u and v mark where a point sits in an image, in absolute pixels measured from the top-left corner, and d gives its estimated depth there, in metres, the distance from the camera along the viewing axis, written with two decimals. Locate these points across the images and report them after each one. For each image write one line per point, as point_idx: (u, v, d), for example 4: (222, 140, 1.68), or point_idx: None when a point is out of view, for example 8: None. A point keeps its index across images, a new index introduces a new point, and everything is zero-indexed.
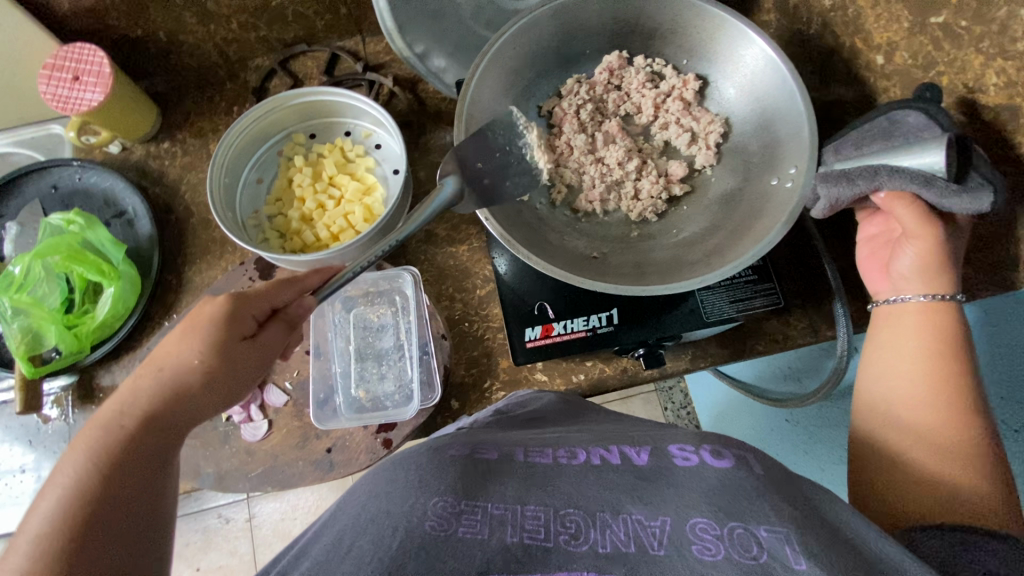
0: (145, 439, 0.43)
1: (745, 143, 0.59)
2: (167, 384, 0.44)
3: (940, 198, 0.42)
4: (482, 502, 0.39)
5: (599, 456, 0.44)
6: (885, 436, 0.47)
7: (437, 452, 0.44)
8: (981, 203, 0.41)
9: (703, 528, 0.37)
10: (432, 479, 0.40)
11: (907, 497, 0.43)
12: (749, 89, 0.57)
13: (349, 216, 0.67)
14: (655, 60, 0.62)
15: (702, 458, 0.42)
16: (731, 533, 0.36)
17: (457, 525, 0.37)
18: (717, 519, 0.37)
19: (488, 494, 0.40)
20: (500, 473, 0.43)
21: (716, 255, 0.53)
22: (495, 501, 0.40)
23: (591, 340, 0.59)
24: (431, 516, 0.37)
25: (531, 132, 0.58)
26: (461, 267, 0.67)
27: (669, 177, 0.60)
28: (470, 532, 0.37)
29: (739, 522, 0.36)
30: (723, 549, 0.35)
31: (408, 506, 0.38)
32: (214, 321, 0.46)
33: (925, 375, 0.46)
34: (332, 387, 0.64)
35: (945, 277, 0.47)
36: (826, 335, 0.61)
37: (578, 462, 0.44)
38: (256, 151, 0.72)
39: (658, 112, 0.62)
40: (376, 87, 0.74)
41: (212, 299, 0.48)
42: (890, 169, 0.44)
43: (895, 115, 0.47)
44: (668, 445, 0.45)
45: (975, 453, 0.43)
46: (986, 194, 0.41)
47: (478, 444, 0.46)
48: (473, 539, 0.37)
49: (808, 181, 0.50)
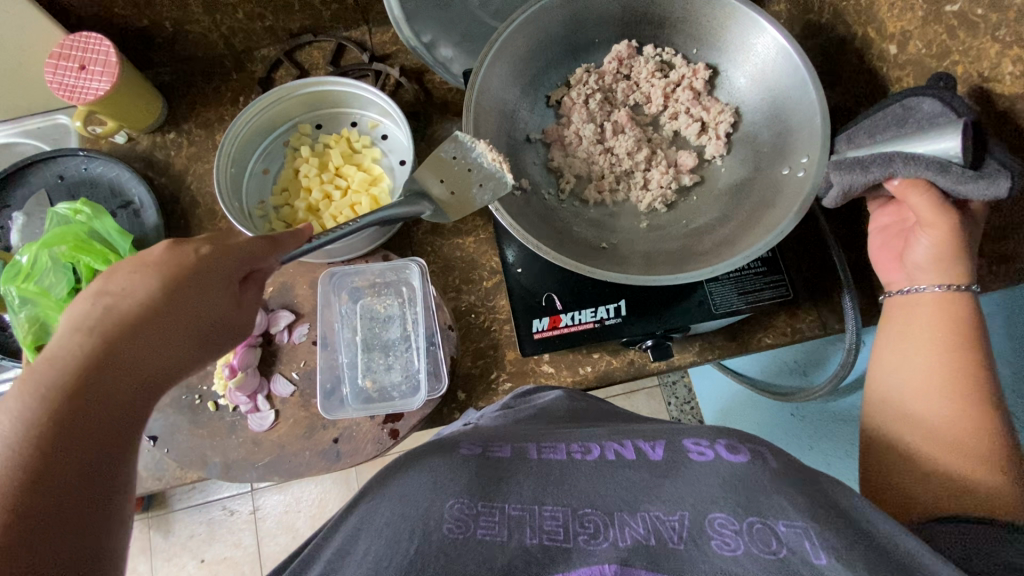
0: (107, 394, 0.36)
1: (755, 133, 0.58)
2: (130, 327, 0.38)
3: (955, 184, 0.42)
4: (500, 503, 0.40)
5: (614, 451, 0.44)
6: (897, 427, 0.47)
7: (447, 450, 0.44)
8: (997, 188, 0.40)
9: (722, 523, 0.37)
10: (445, 476, 0.41)
11: (920, 488, 0.43)
12: (761, 78, 0.57)
13: (355, 207, 0.67)
14: (665, 49, 0.62)
15: (716, 453, 0.41)
16: (750, 528, 0.36)
17: (475, 528, 0.38)
18: (736, 514, 0.37)
19: (505, 495, 0.41)
20: (515, 472, 0.43)
21: (728, 246, 0.52)
22: (513, 500, 0.40)
23: (599, 331, 0.59)
24: (449, 518, 0.38)
25: (480, 141, 0.53)
26: (469, 259, 0.67)
27: (679, 167, 0.60)
28: (489, 535, 0.38)
29: (758, 517, 0.36)
30: (742, 544, 0.35)
31: (426, 507, 0.39)
32: (192, 269, 0.43)
33: (938, 365, 0.46)
34: (338, 377, 0.63)
35: (964, 267, 0.47)
36: (834, 328, 0.61)
37: (592, 458, 0.43)
38: (263, 142, 0.72)
39: (667, 102, 0.62)
40: (382, 77, 0.74)
41: (186, 247, 0.44)
42: (904, 157, 0.44)
43: (909, 103, 0.46)
44: (683, 439, 0.44)
45: (993, 446, 0.43)
46: (1004, 178, 0.40)
47: (490, 441, 0.46)
48: (494, 541, 0.38)
49: (820, 170, 0.50)
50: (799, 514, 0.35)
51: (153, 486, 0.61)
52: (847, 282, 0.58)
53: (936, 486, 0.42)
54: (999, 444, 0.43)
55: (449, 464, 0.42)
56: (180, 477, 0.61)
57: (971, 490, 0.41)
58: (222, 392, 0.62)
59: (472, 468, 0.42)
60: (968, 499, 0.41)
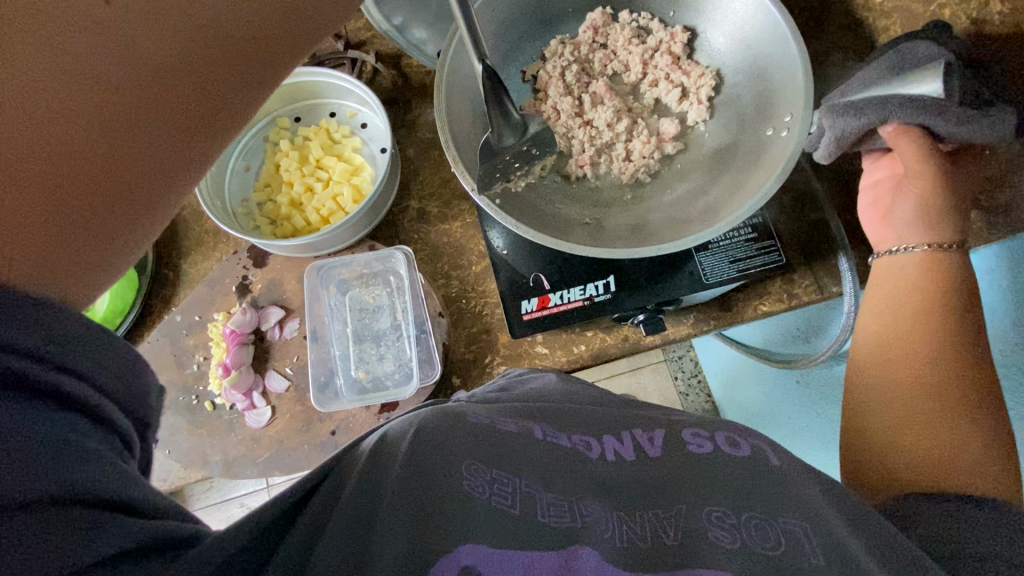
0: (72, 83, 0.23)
1: (738, 93, 0.56)
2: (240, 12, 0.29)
3: (958, 126, 0.41)
4: (515, 478, 0.38)
5: (613, 450, 0.43)
6: (880, 385, 0.45)
7: (456, 418, 0.43)
8: (1001, 128, 0.41)
9: (718, 516, 0.36)
10: (458, 444, 0.39)
11: (900, 455, 0.42)
12: (740, 36, 0.55)
13: (338, 198, 0.66)
14: (641, 14, 0.60)
15: (715, 444, 0.43)
16: (746, 522, 0.36)
17: (490, 494, 0.36)
18: (731, 508, 0.37)
19: (520, 472, 0.38)
20: (521, 448, 0.41)
21: (713, 212, 0.51)
22: (525, 478, 0.38)
23: (588, 309, 0.58)
24: (468, 476, 0.36)
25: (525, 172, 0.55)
26: (456, 244, 0.66)
27: (661, 136, 0.58)
28: (502, 504, 0.35)
29: (753, 513, 0.36)
30: (739, 538, 0.35)
31: (444, 471, 0.36)
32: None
33: (948, 331, 0.44)
34: (332, 370, 0.63)
35: (941, 226, 0.47)
36: (832, 292, 0.59)
37: (593, 453, 0.42)
38: (242, 138, 0.71)
39: (647, 69, 0.60)
40: (358, 64, 0.73)
41: None
42: (902, 100, 0.43)
43: (903, 47, 0.46)
44: (681, 430, 0.45)
45: (1002, 432, 0.41)
46: (1005, 116, 0.41)
47: (498, 416, 0.44)
48: (505, 512, 0.35)
49: (802, 128, 0.48)
50: (795, 517, 0.36)
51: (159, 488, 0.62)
52: (842, 242, 0.58)
53: (942, 465, 0.40)
54: (979, 408, 0.42)
55: (463, 433, 0.40)
56: (185, 477, 0.62)
57: (960, 456, 0.40)
58: (219, 391, 0.62)
59: (472, 432, 0.41)
60: (965, 481, 0.39)
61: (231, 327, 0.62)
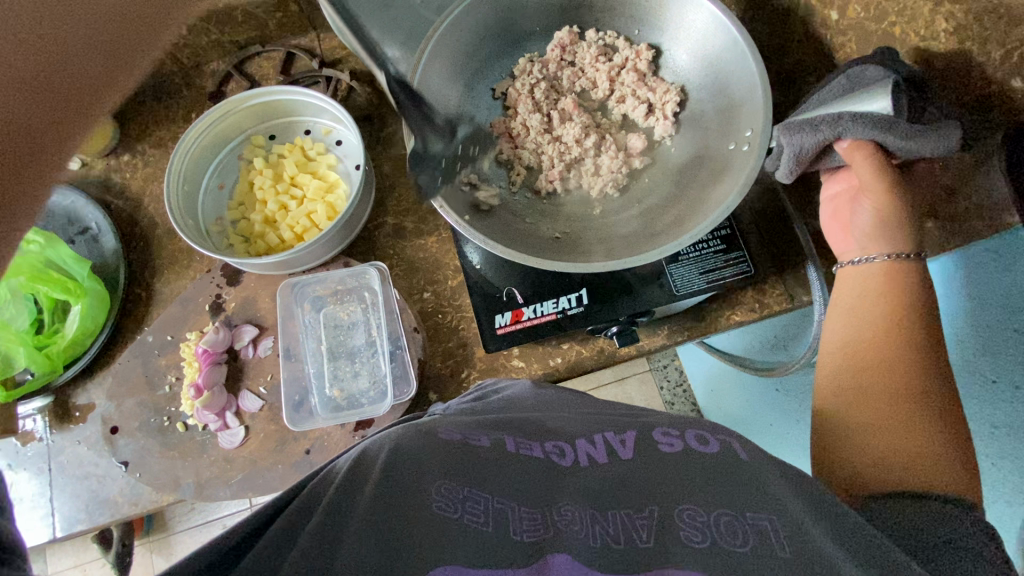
0: None
1: (702, 109, 0.58)
2: None
3: (908, 139, 0.43)
4: (486, 493, 0.37)
5: (587, 455, 0.43)
6: (843, 391, 0.46)
7: (428, 435, 0.43)
8: (949, 142, 0.42)
9: (691, 515, 0.36)
10: (425, 460, 0.39)
11: (864, 457, 0.42)
12: (703, 53, 0.57)
13: (312, 215, 0.66)
14: (607, 33, 0.62)
15: (686, 443, 0.43)
16: (719, 521, 0.36)
17: (462, 511, 0.36)
18: (704, 508, 0.37)
19: (492, 487, 0.38)
20: (491, 460, 0.40)
21: (678, 225, 0.52)
22: (499, 494, 0.38)
23: (561, 322, 0.59)
24: (438, 498, 0.36)
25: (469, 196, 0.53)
26: (432, 259, 0.67)
27: (628, 151, 0.59)
28: (475, 521, 0.35)
29: (726, 511, 0.36)
30: (711, 537, 0.35)
31: (412, 493, 0.36)
32: None
33: (908, 337, 0.45)
34: (306, 388, 0.62)
35: (901, 235, 0.48)
36: (802, 300, 0.60)
37: (567, 462, 0.42)
38: (216, 157, 0.71)
39: (614, 85, 0.61)
40: (333, 82, 0.73)
41: None
42: (853, 116, 0.44)
43: (854, 70, 0.47)
44: (654, 431, 0.45)
45: (965, 434, 0.42)
46: (954, 130, 0.42)
47: (470, 430, 0.44)
48: (477, 529, 0.35)
49: (761, 143, 0.49)
50: (765, 513, 0.35)
51: (130, 512, 0.60)
52: (811, 253, 0.59)
53: (907, 471, 0.40)
54: (937, 411, 0.42)
55: (433, 449, 0.41)
56: (156, 500, 0.60)
57: (921, 458, 0.40)
58: (190, 412, 0.61)
59: (442, 449, 0.41)
60: (929, 484, 0.39)
61: (203, 347, 0.62)
